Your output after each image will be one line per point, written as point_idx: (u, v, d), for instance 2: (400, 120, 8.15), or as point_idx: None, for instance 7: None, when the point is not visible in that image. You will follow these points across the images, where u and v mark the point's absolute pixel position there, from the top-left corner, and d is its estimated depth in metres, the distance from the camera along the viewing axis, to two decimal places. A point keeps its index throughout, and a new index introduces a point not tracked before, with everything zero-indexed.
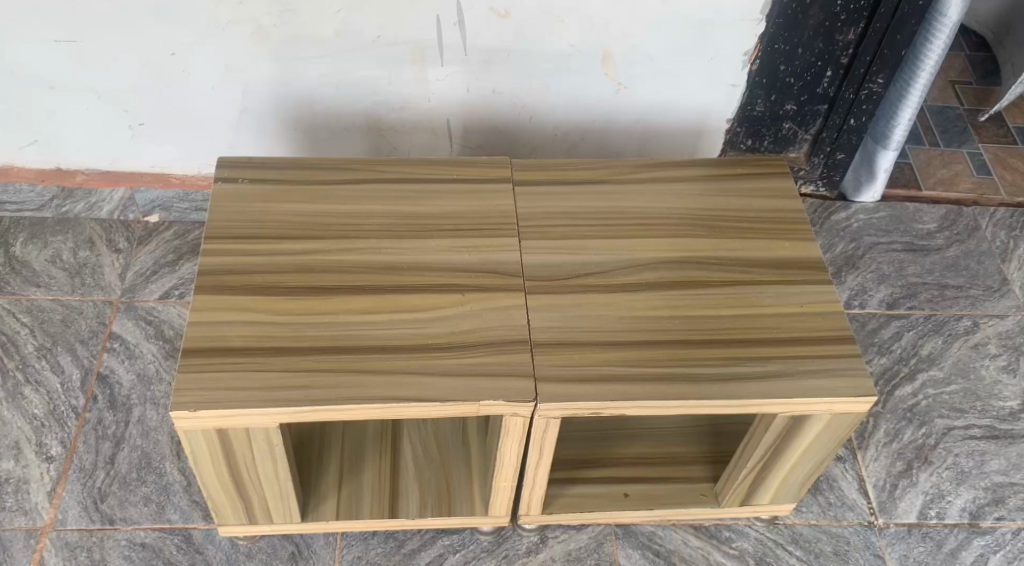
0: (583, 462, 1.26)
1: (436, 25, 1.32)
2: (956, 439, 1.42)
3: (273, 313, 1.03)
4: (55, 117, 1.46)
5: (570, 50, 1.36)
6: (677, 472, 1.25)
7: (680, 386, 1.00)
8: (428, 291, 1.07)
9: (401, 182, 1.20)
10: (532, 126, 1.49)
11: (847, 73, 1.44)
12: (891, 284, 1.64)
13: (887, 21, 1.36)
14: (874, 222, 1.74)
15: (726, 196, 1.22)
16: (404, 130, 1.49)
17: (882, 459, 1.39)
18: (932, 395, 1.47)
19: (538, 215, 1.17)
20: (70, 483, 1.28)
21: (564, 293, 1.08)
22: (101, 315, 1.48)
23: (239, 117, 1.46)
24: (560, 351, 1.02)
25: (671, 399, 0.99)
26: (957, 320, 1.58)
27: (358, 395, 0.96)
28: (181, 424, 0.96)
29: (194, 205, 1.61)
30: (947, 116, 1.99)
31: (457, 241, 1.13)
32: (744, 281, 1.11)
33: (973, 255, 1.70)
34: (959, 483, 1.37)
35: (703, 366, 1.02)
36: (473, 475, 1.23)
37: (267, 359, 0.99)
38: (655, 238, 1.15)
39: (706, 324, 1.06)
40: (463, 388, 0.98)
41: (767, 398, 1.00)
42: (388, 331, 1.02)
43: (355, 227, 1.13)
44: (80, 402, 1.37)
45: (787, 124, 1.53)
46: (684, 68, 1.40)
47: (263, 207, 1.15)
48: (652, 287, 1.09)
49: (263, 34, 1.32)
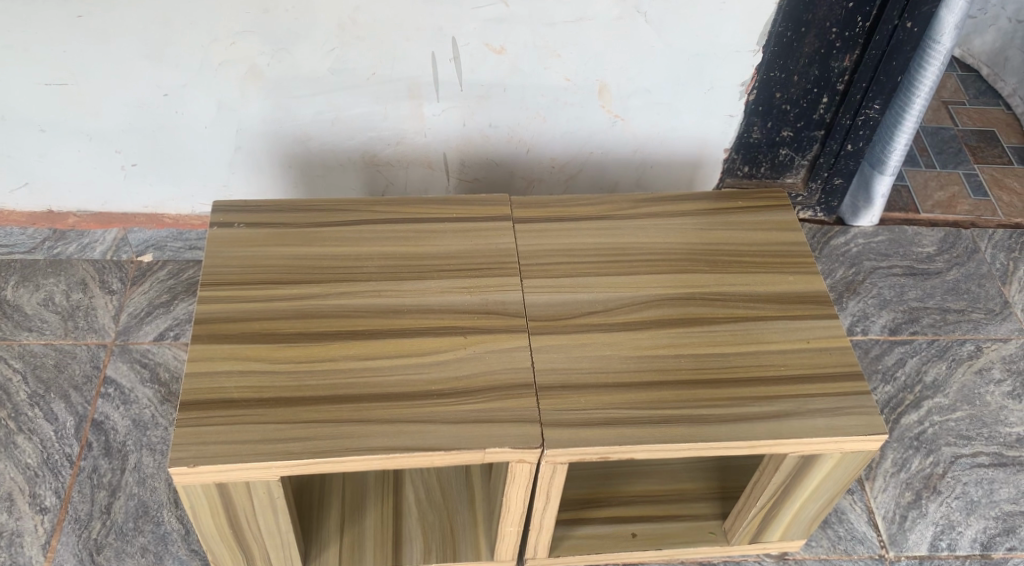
0: (589, 502, 1.24)
1: (431, 62, 1.31)
2: (964, 467, 1.40)
3: (272, 362, 1.01)
4: (45, 159, 1.44)
5: (566, 84, 1.36)
6: (685, 510, 1.24)
7: (688, 429, 0.98)
8: (430, 334, 1.05)
9: (399, 222, 1.18)
10: (529, 158, 1.48)
11: (843, 99, 1.44)
12: (892, 309, 1.63)
13: (883, 47, 1.36)
14: (873, 246, 1.73)
15: (728, 229, 1.21)
16: (400, 166, 1.47)
17: (891, 490, 1.37)
18: (939, 423, 1.46)
19: (538, 253, 1.15)
20: (65, 535, 1.25)
21: (568, 333, 1.06)
22: (95, 359, 1.45)
23: (234, 155, 1.44)
24: (566, 395, 1.00)
25: (680, 442, 0.97)
26: (960, 345, 1.57)
27: (360, 446, 0.94)
28: (178, 481, 0.94)
29: (188, 244, 1.59)
30: (942, 137, 1.99)
31: (457, 282, 1.11)
32: (749, 318, 1.09)
33: (973, 278, 1.69)
34: (969, 513, 1.35)
35: (711, 408, 1.00)
36: (478, 518, 1.21)
37: (265, 410, 0.97)
38: (657, 274, 1.14)
39: (713, 363, 1.04)
40: (467, 437, 0.96)
41: (776, 439, 0.98)
42: (390, 378, 1.01)
43: (353, 270, 1.12)
44: (74, 450, 1.34)
45: (784, 150, 1.52)
46: (680, 99, 1.39)
47: (260, 251, 1.13)
48: (656, 326, 1.08)
49: (256, 73, 1.31)
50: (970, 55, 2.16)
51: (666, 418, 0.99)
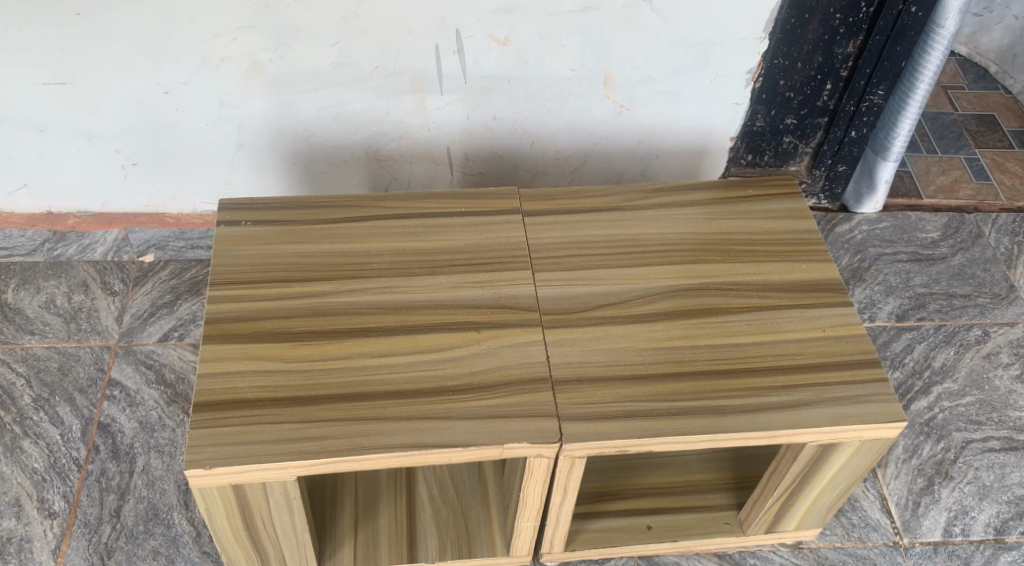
0: (604, 495, 1.23)
1: (435, 55, 1.29)
2: (975, 452, 1.40)
3: (285, 361, 1.00)
4: (45, 160, 1.42)
5: (571, 74, 1.34)
6: (699, 501, 1.23)
7: (707, 420, 0.97)
8: (444, 330, 1.04)
9: (407, 217, 1.17)
10: (533, 150, 1.47)
11: (848, 85, 1.44)
12: (899, 295, 1.62)
13: (887, 33, 1.36)
14: (878, 232, 1.73)
15: (738, 218, 1.20)
16: (404, 160, 1.46)
17: (903, 477, 1.37)
18: (949, 408, 1.46)
19: (549, 245, 1.14)
20: (75, 539, 1.24)
21: (582, 326, 1.06)
22: (99, 361, 1.44)
23: (236, 152, 1.43)
24: (583, 389, 1.00)
25: (700, 434, 0.97)
26: (968, 330, 1.57)
27: (378, 444, 0.93)
28: (194, 483, 0.92)
29: (191, 244, 1.57)
30: (942, 122, 1.99)
31: (469, 276, 1.10)
32: (764, 306, 1.09)
33: (978, 262, 1.69)
34: (982, 498, 1.35)
35: (730, 399, 0.99)
36: (492, 514, 1.20)
37: (280, 410, 0.96)
38: (670, 265, 1.13)
39: (729, 353, 1.04)
40: (485, 433, 0.95)
41: (795, 428, 0.98)
42: (405, 376, 1.00)
43: (363, 266, 1.10)
44: (81, 453, 1.33)
45: (787, 138, 1.52)
46: (686, 88, 1.38)
47: (268, 249, 1.12)
48: (671, 317, 1.07)
49: (259, 68, 1.29)
50: (978, 54, 2.13)
51: (685, 409, 0.98)
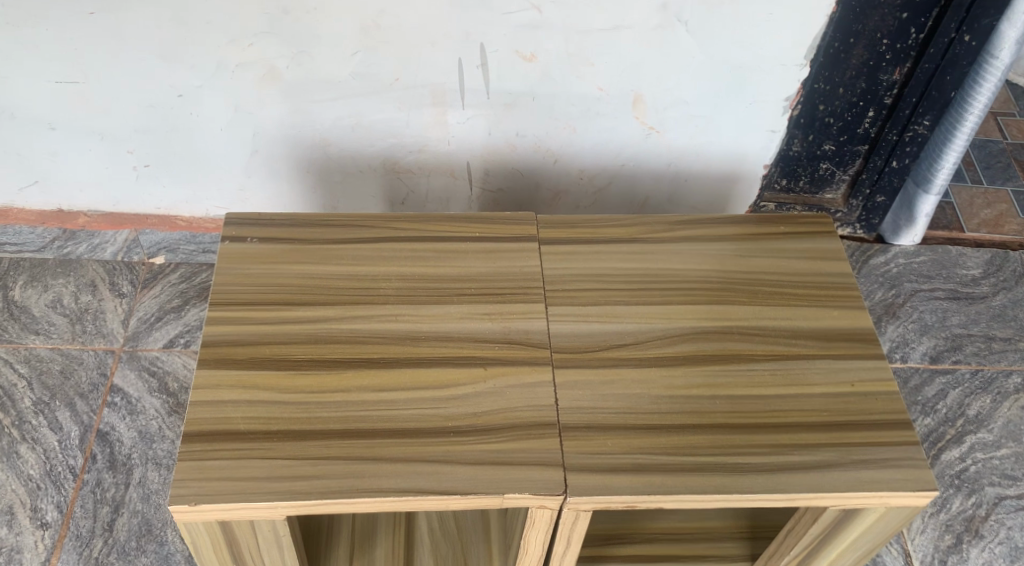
0: (611, 538, 1.18)
1: (457, 68, 1.24)
2: (1008, 510, 1.33)
3: (280, 392, 0.96)
4: (56, 158, 1.39)
5: (599, 93, 1.28)
6: (712, 550, 1.17)
7: (722, 480, 0.91)
8: (449, 365, 0.99)
9: (419, 240, 1.12)
10: (556, 169, 1.41)
11: (891, 113, 1.38)
12: (934, 335, 1.55)
13: (937, 61, 1.30)
14: (915, 267, 1.64)
15: (768, 257, 1.13)
16: (421, 173, 1.41)
17: (929, 532, 1.30)
18: (982, 460, 1.38)
19: (565, 277, 1.09)
20: (66, 552, 1.21)
21: (595, 368, 1.00)
22: (102, 365, 1.41)
23: (250, 159, 1.38)
24: (591, 437, 0.94)
25: (714, 493, 0.91)
26: (1006, 376, 1.49)
27: (371, 488, 0.89)
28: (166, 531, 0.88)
29: (202, 247, 1.54)
30: (989, 151, 1.90)
31: (478, 307, 1.05)
32: (790, 355, 1.02)
33: (1021, 304, 1.60)
34: (1014, 560, 1.27)
35: (748, 458, 0.93)
36: (494, 553, 1.15)
37: (272, 445, 0.91)
38: (692, 304, 1.07)
39: (750, 405, 0.98)
40: (485, 482, 0.90)
41: (815, 492, 0.91)
42: (405, 413, 0.95)
43: (369, 291, 1.05)
44: (77, 461, 1.30)
45: (825, 165, 1.46)
46: (720, 112, 1.31)
47: (272, 269, 1.07)
48: (689, 362, 1.01)
49: (275, 76, 1.25)
50: None
51: (698, 466, 0.92)
